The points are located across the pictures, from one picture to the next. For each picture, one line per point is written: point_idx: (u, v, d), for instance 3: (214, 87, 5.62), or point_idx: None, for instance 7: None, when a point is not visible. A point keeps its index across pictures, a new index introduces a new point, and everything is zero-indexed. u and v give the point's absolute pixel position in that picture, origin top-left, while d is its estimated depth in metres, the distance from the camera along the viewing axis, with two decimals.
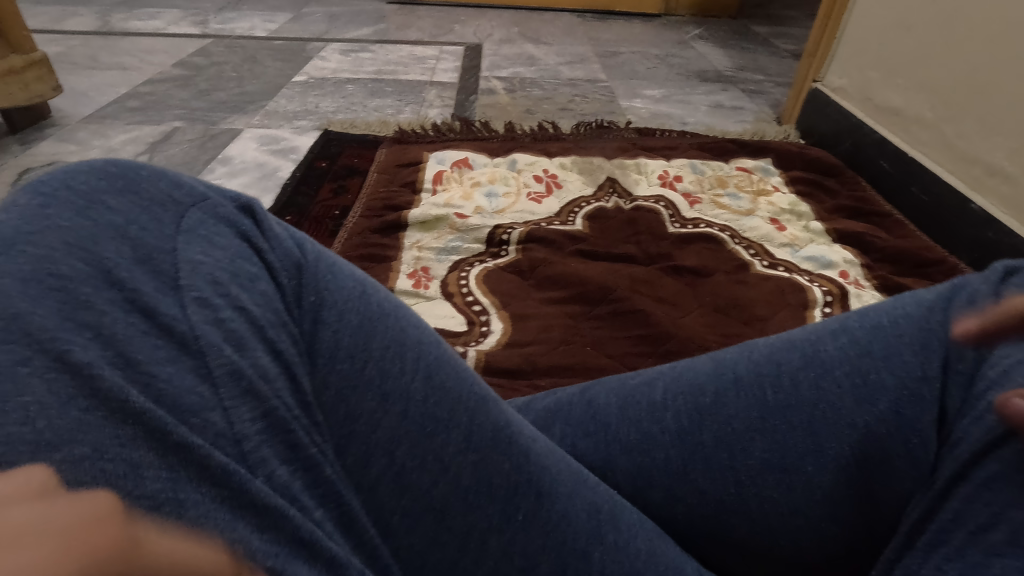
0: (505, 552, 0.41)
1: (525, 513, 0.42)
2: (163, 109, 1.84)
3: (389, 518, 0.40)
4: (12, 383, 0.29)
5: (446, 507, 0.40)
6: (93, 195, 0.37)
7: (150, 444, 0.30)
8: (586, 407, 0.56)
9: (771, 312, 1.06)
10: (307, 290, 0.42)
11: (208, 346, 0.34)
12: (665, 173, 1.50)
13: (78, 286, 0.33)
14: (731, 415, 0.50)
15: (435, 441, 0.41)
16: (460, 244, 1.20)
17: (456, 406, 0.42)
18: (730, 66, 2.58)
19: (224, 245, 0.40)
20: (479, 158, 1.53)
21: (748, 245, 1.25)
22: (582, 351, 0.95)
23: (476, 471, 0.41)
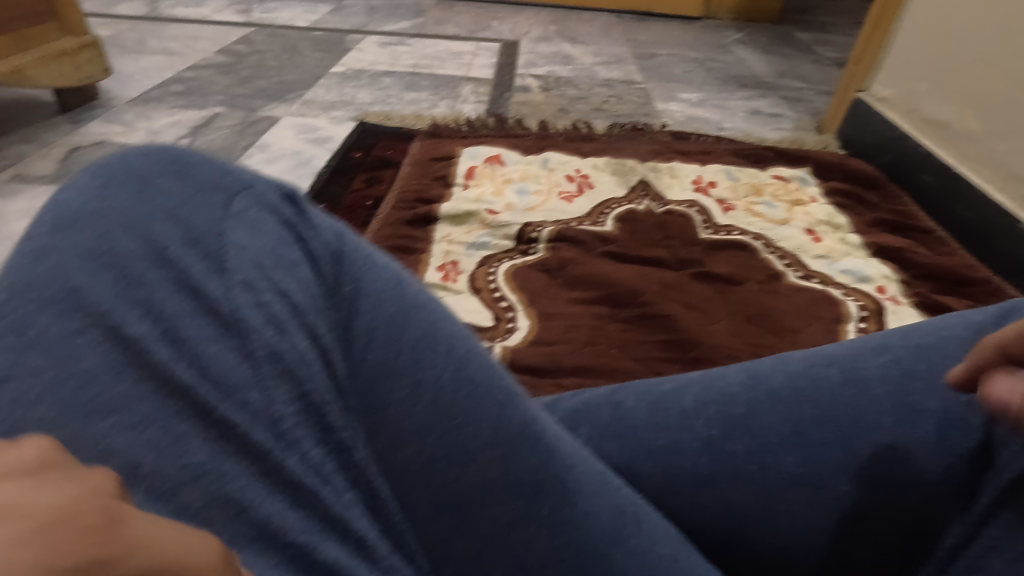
0: (525, 547, 0.42)
1: (547, 510, 0.42)
2: (205, 95, 1.89)
3: (415, 506, 0.40)
4: (72, 350, 0.33)
5: (470, 499, 0.40)
6: (149, 180, 0.40)
7: (193, 417, 0.34)
8: (613, 410, 0.56)
9: (803, 325, 1.04)
10: (345, 280, 0.41)
11: (250, 328, 0.36)
12: (699, 178, 1.47)
13: (131, 264, 0.36)
14: (765, 427, 0.49)
15: (462, 434, 0.41)
16: (489, 239, 1.20)
17: (484, 400, 0.41)
18: (770, 72, 2.53)
19: (264, 231, 0.41)
20: (511, 154, 1.53)
21: (782, 255, 1.23)
22: (608, 353, 0.95)
23: (501, 466, 0.41)
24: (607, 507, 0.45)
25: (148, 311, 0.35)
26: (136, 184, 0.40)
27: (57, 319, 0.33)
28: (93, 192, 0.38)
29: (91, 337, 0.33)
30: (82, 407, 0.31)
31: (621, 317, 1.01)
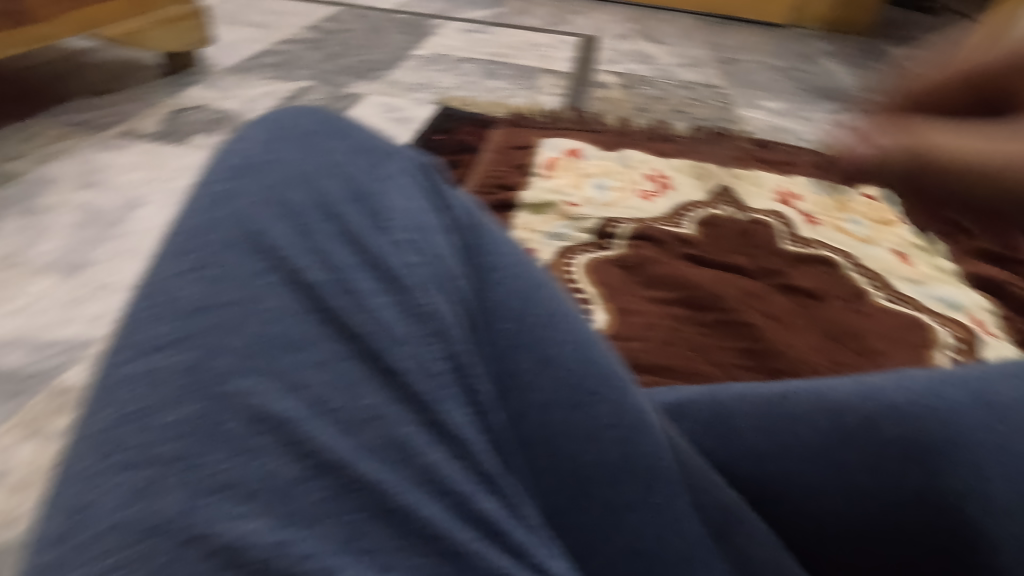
0: (637, 530, 0.42)
1: (659, 498, 0.43)
2: (295, 68, 1.95)
3: (541, 476, 0.41)
4: (256, 288, 0.36)
5: (590, 476, 0.42)
6: (317, 143, 0.45)
7: (361, 361, 0.35)
8: (712, 406, 0.56)
9: (890, 348, 1.01)
10: (480, 252, 0.43)
11: (413, 287, 0.39)
12: (781, 189, 1.44)
13: (304, 216, 0.40)
14: (885, 440, 0.50)
15: (587, 413, 0.41)
16: (568, 230, 1.21)
17: (607, 382, 0.42)
18: (858, 85, 2.43)
19: (410, 199, 0.43)
20: (591, 149, 1.53)
21: (869, 275, 1.19)
22: (686, 354, 0.94)
23: (621, 448, 0.42)
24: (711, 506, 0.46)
25: (319, 256, 0.39)
26: (300, 141, 0.45)
27: (244, 259, 0.38)
28: (266, 146, 0.44)
29: (273, 278, 0.37)
30: (269, 340, 0.34)
31: (702, 320, 1.00)
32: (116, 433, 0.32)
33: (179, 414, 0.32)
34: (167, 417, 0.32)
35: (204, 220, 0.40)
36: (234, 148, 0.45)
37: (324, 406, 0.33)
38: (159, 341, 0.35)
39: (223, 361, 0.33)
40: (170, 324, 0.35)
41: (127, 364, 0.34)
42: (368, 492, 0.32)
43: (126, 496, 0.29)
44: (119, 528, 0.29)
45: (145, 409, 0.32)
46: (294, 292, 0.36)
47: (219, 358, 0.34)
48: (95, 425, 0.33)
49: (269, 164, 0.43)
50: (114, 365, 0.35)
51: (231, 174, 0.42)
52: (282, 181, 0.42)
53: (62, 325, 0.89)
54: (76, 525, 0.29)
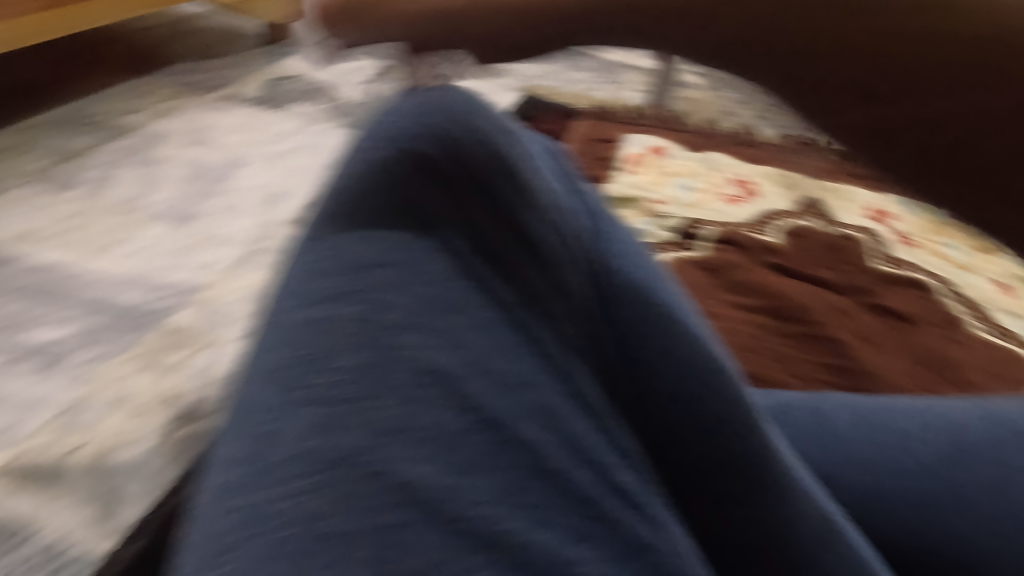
0: (737, 532, 0.38)
1: (768, 501, 0.38)
2: None
3: (647, 457, 0.38)
4: (410, 252, 0.38)
5: (699, 465, 0.38)
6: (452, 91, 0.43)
7: (511, 331, 0.37)
8: (816, 417, 0.56)
9: (986, 380, 0.96)
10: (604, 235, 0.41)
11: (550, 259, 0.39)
12: (874, 206, 1.38)
13: (444, 168, 0.40)
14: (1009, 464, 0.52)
15: (702, 400, 0.37)
16: (649, 228, 1.20)
17: (722, 371, 0.38)
18: None
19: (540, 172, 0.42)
20: (675, 148, 1.50)
21: (965, 303, 1.13)
22: (769, 363, 0.92)
23: (734, 443, 0.37)
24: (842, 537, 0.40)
25: (465, 226, 0.40)
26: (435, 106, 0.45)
27: (394, 222, 0.39)
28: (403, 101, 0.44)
29: (424, 242, 0.39)
30: (428, 302, 0.37)
31: (788, 332, 0.98)
32: (292, 372, 0.34)
33: (349, 360, 0.34)
34: (336, 361, 0.34)
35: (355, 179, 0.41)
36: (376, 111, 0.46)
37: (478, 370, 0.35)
38: (327, 294, 0.37)
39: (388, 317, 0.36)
40: (332, 278, 0.37)
41: (297, 310, 0.37)
42: (523, 451, 0.34)
43: (308, 428, 0.32)
44: (302, 456, 0.31)
45: (319, 353, 0.35)
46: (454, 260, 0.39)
47: (385, 313, 0.36)
48: (270, 364, 0.36)
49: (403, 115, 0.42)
50: (282, 312, 0.37)
51: (377, 134, 0.43)
52: (414, 136, 0.41)
53: (172, 270, 0.94)
54: (262, 451, 0.32)
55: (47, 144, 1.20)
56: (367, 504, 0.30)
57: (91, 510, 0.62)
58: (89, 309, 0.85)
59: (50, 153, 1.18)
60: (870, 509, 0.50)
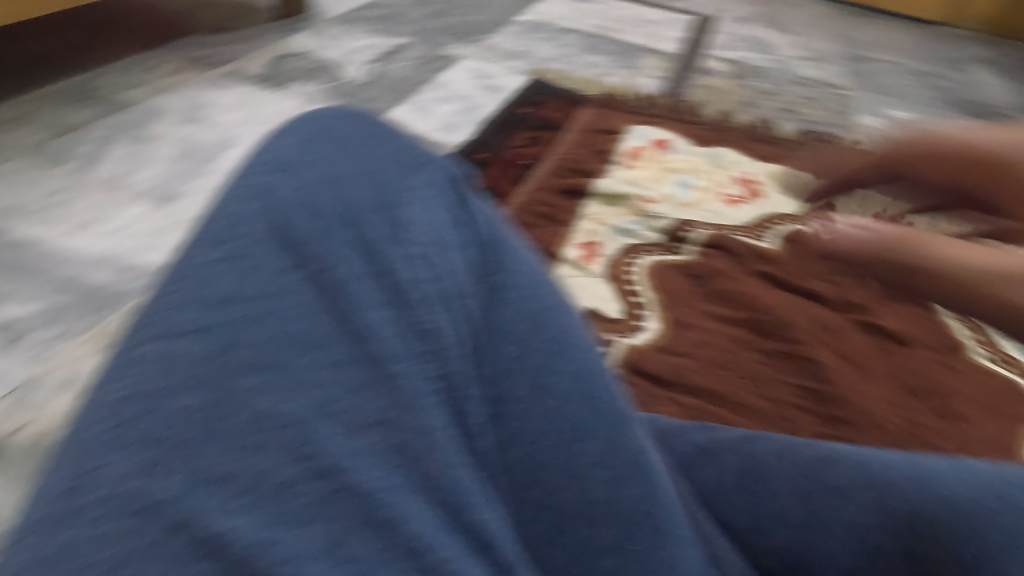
0: (593, 524, 0.42)
1: (616, 473, 0.43)
2: (400, 22, 1.95)
3: (518, 482, 0.41)
4: (157, 534, 0.30)
5: (541, 472, 0.42)
6: (227, 387, 0.34)
7: (368, 363, 0.38)
8: (685, 425, 0.60)
9: (977, 415, 0.89)
10: (492, 270, 0.45)
11: (411, 304, 0.41)
12: (886, 212, 1.28)
13: (232, 424, 0.33)
14: (946, 542, 0.45)
15: (546, 402, 0.42)
16: (637, 228, 1.15)
17: (553, 359, 0.44)
18: (1010, 103, 2.12)
19: (472, 217, 0.47)
20: (681, 142, 1.43)
21: (973, 327, 1.05)
22: (735, 380, 0.88)
23: (568, 443, 0.42)
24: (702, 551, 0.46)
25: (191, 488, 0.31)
26: (336, 143, 0.47)
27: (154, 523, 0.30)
28: (143, 376, 0.35)
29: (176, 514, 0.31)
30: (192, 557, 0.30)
31: (789, 376, 0.90)
32: (146, 417, 0.33)
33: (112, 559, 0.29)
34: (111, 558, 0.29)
35: (241, 209, 0.42)
36: (123, 351, 0.37)
37: (335, 409, 0.35)
38: (176, 324, 0.37)
39: (317, 359, 0.37)
40: (114, 496, 0.31)
41: (132, 367, 0.35)
42: None
43: None
44: (115, 498, 0.31)
45: (165, 399, 0.34)
46: (358, 313, 0.39)
47: (236, 350, 0.36)
48: (127, 391, 0.34)
49: (173, 411, 0.33)
50: (138, 338, 0.37)
51: (273, 171, 0.44)
52: (177, 402, 0.34)
53: (145, 251, 0.95)
54: (115, 498, 0.31)
55: (45, 117, 1.22)
56: (197, 568, 0.30)
57: (14, 499, 0.64)
58: (59, 286, 0.88)
59: (48, 126, 1.20)
60: (750, 533, 0.51)
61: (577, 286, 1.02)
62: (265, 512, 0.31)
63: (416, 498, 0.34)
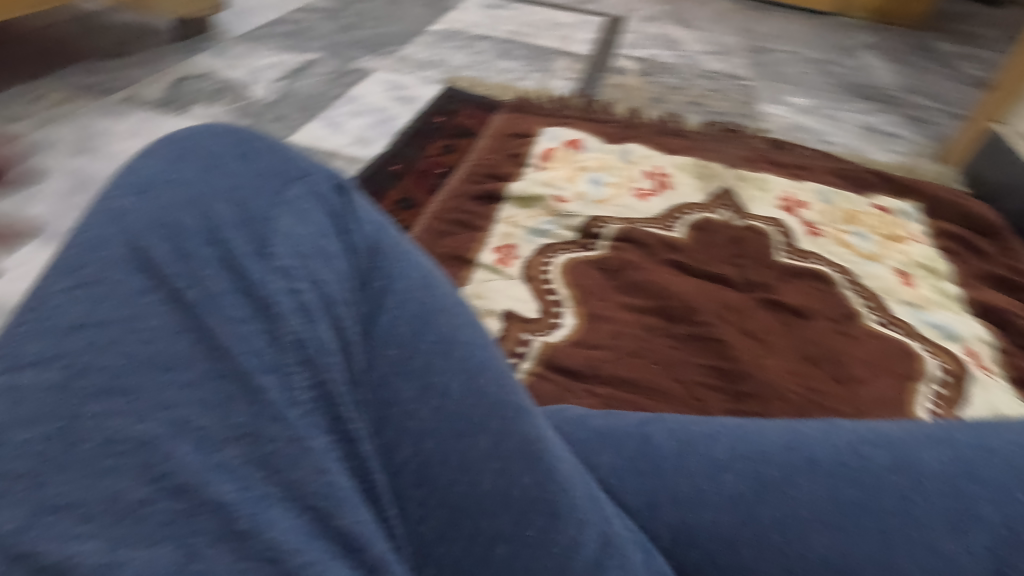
0: (485, 518, 0.43)
1: (504, 466, 0.43)
2: (308, 38, 1.92)
3: (403, 487, 0.41)
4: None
5: (428, 474, 0.42)
6: (70, 410, 0.33)
7: (230, 376, 0.36)
8: (586, 415, 0.62)
9: (870, 376, 0.96)
10: (376, 274, 0.45)
11: (280, 314, 0.39)
12: (788, 195, 1.35)
13: (77, 448, 0.32)
14: (802, 497, 0.51)
15: (429, 403, 0.43)
16: (551, 227, 1.17)
17: (435, 359, 0.44)
18: (896, 84, 2.28)
19: (358, 221, 0.47)
20: (592, 141, 1.47)
21: (865, 295, 1.13)
22: (648, 368, 0.92)
23: (455, 442, 0.43)
24: (596, 532, 0.47)
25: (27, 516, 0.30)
26: (205, 161, 0.46)
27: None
28: None
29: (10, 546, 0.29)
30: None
31: (698, 358, 0.94)
32: None
33: None
34: None
35: (93, 233, 0.40)
36: None
37: (192, 424, 0.34)
38: (14, 354, 0.35)
39: (175, 375, 0.36)
40: None
41: None
42: None
43: None
44: None
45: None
46: (221, 324, 0.38)
47: (82, 377, 0.34)
48: None
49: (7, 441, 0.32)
50: None
51: (132, 192, 0.42)
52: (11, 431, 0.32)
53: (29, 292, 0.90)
54: None
55: None
56: None
57: None
58: None
59: None
60: (642, 512, 0.54)
61: (494, 289, 1.03)
62: (108, 533, 0.30)
63: (279, 507, 0.34)
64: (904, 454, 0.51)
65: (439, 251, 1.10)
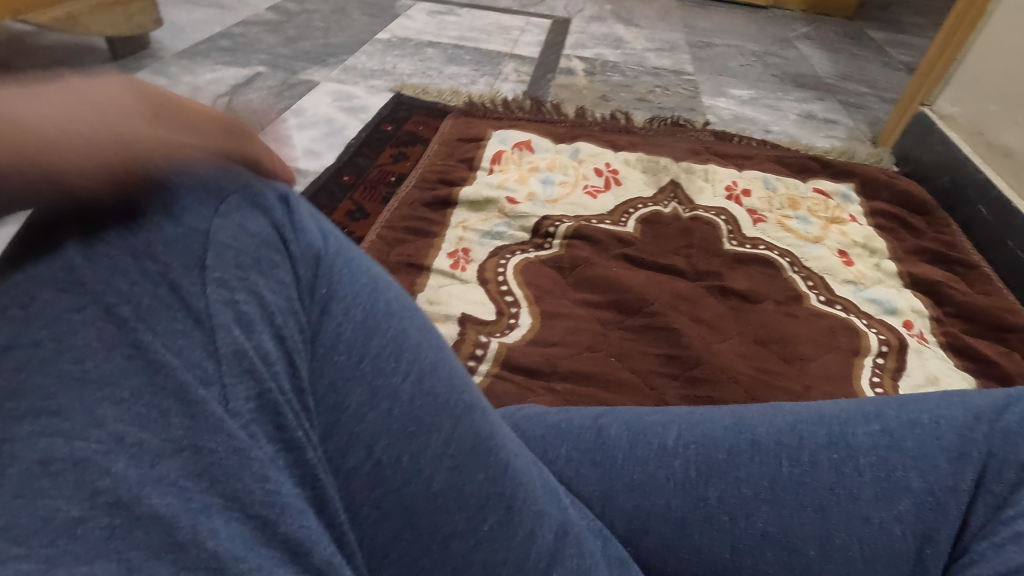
0: (441, 516, 0.43)
1: (458, 462, 0.44)
2: (251, 52, 1.88)
3: (356, 491, 0.41)
4: None
5: (383, 475, 0.42)
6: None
7: (167, 387, 0.35)
8: (541, 411, 0.63)
9: (817, 354, 1.01)
10: (322, 282, 0.44)
11: (221, 326, 0.38)
12: (733, 184, 1.40)
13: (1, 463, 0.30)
14: (741, 477, 0.53)
15: (380, 406, 0.43)
16: (505, 230, 1.18)
17: (384, 361, 0.44)
18: (832, 73, 2.38)
19: (303, 232, 0.45)
20: (541, 142, 1.49)
21: (809, 276, 1.17)
22: (605, 361, 0.94)
23: (407, 442, 0.43)
24: (550, 522, 0.48)
25: None
26: None
27: None
28: None
29: None
30: None
31: (653, 348, 0.97)
32: None
33: None
34: None
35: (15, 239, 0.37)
36: None
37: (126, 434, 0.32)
38: None
39: (107, 385, 0.33)
40: None
41: None
42: None
43: None
44: None
45: None
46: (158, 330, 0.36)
47: (9, 401, 0.31)
48: None
49: None
50: None
51: None
52: None
53: None
54: None
55: None
56: None
57: None
58: None
59: None
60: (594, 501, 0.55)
61: (449, 293, 1.04)
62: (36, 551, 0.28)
63: (221, 518, 0.33)
64: (837, 430, 0.54)
65: (392, 259, 1.10)
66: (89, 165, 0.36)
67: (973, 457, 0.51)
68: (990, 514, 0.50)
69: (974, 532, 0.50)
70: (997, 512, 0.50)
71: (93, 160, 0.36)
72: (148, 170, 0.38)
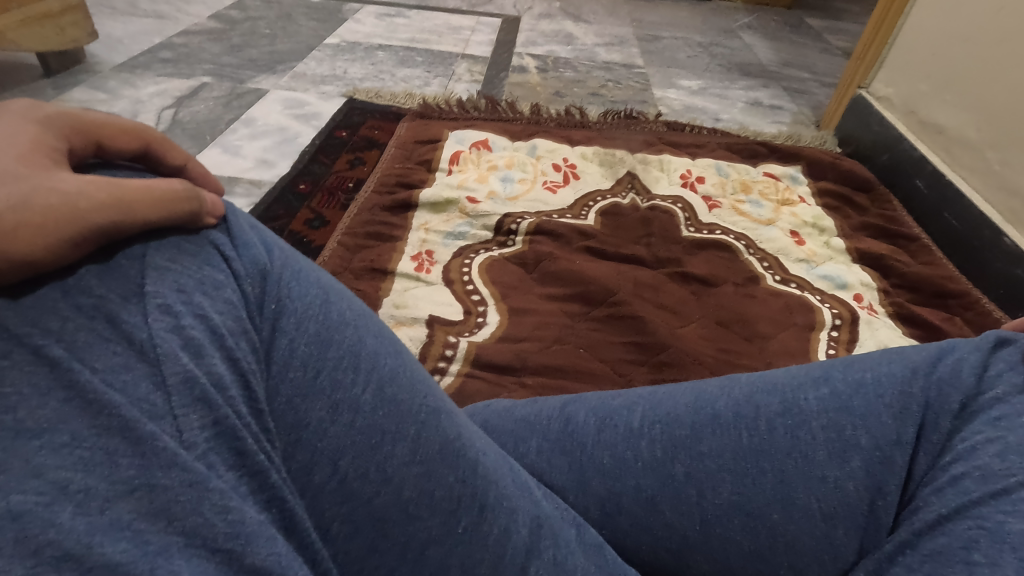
0: (413, 524, 0.43)
1: (427, 467, 0.44)
2: (195, 63, 1.83)
3: (326, 505, 0.41)
4: None
5: (351, 489, 0.42)
6: None
7: (109, 425, 0.33)
8: (512, 405, 0.64)
9: (775, 331, 1.04)
10: (272, 296, 0.44)
11: (165, 354, 0.36)
12: (687, 173, 1.43)
13: None
14: (705, 452, 0.55)
15: (343, 419, 0.43)
16: (467, 229, 1.19)
17: (346, 373, 0.44)
18: (775, 60, 2.46)
19: (245, 247, 0.45)
20: (499, 140, 1.50)
21: (763, 257, 1.22)
22: (573, 353, 0.95)
23: (374, 453, 0.43)
24: (524, 514, 0.49)
25: None
26: None
27: None
28: None
29: None
30: None
31: (618, 337, 0.99)
32: None
33: None
34: None
35: None
36: None
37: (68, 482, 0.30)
38: None
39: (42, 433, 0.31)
40: None
41: None
42: None
43: None
44: None
45: None
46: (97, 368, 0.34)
47: None
48: None
49: None
50: None
51: None
52: None
53: None
54: None
55: None
56: None
57: None
58: None
59: None
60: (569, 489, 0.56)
61: (415, 296, 1.03)
62: None
63: (182, 556, 0.32)
64: (790, 398, 0.56)
65: (356, 265, 1.09)
66: (69, 237, 0.35)
67: (916, 409, 0.53)
68: (932, 461, 0.52)
69: (917, 480, 0.52)
70: (937, 458, 0.52)
71: (69, 228, 0.35)
72: (122, 214, 0.38)
